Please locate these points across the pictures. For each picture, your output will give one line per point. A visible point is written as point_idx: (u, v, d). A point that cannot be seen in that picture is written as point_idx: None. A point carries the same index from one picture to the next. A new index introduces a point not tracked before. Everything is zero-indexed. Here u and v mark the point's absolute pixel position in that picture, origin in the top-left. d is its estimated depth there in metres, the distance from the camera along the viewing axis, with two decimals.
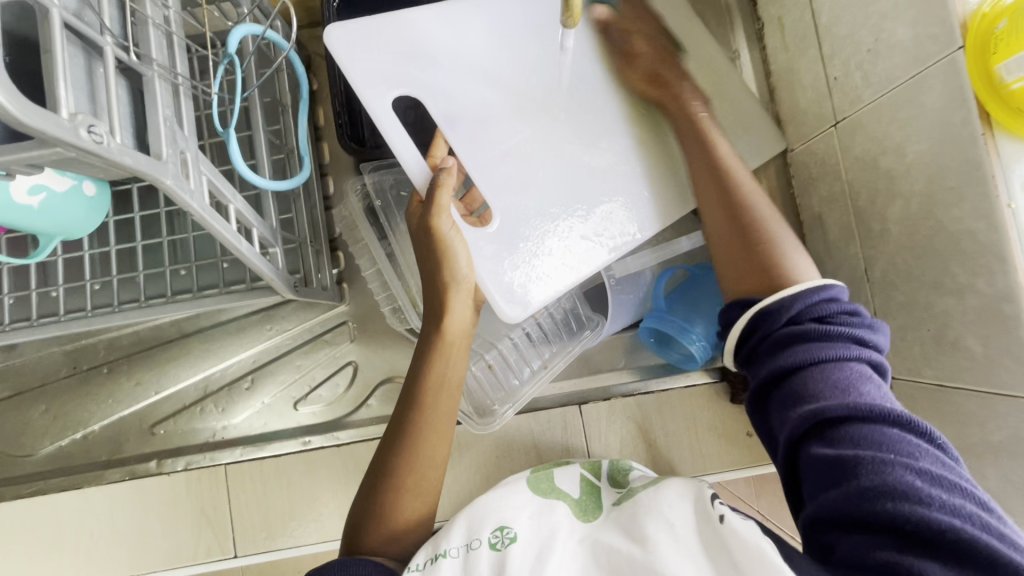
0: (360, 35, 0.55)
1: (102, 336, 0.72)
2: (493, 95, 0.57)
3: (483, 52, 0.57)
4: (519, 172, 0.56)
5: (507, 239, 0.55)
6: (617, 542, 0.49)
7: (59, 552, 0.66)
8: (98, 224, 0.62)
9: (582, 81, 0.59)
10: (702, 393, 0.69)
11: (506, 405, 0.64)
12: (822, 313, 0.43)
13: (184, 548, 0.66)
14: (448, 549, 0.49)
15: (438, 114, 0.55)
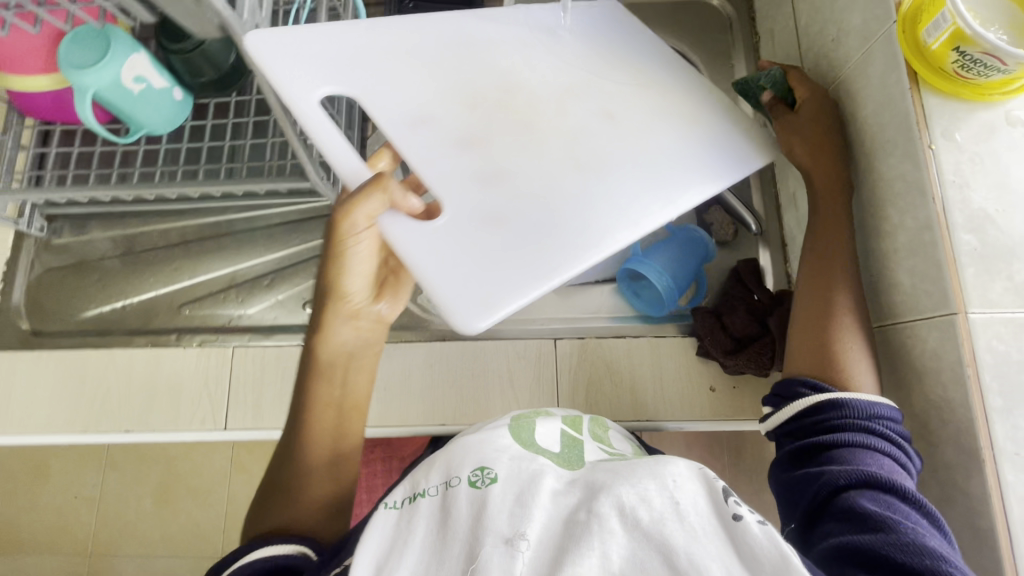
0: (286, 43, 0.58)
1: (160, 227, 0.85)
2: (439, 91, 0.61)
3: (423, 87, 0.61)
4: (475, 163, 0.59)
5: (454, 250, 0.55)
6: (619, 494, 0.46)
7: (78, 398, 0.74)
8: (177, 125, 0.77)
9: (536, 90, 0.63)
10: (671, 346, 0.74)
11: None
12: (881, 432, 0.48)
13: (182, 412, 0.74)
14: (426, 489, 0.52)
15: (370, 112, 0.59)
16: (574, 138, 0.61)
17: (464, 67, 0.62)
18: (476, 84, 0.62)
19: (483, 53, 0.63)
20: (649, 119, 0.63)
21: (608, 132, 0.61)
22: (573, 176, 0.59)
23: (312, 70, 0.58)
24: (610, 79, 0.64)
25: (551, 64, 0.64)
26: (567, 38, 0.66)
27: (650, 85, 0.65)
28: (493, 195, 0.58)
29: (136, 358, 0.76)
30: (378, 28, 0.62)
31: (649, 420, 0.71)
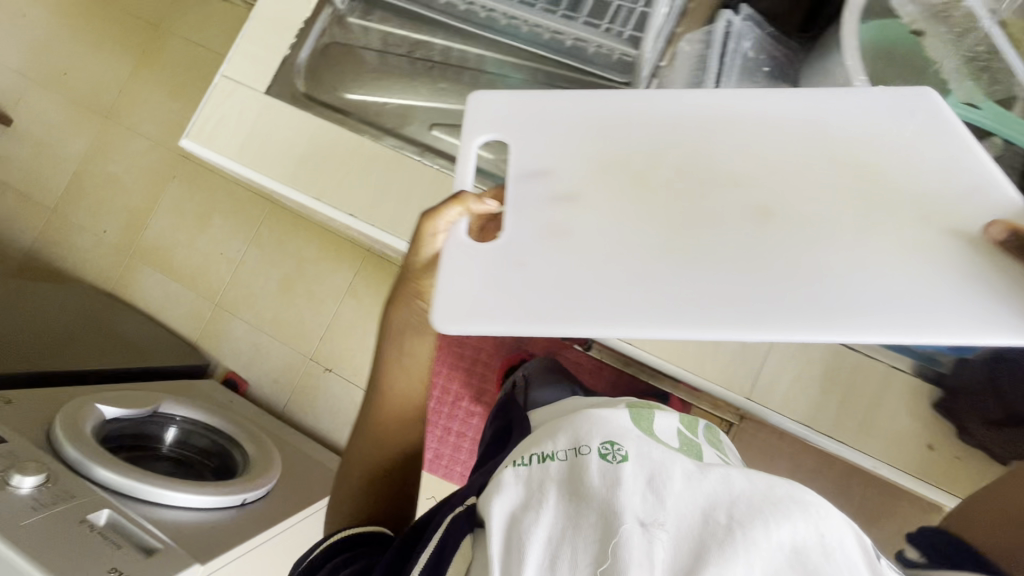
0: (496, 119, 0.58)
1: (440, 44, 0.87)
2: (630, 137, 0.57)
3: (657, 128, 0.57)
4: (565, 219, 0.54)
5: (511, 276, 0.52)
6: (760, 510, 0.44)
7: (323, 170, 0.82)
8: None
9: (745, 159, 0.55)
10: (899, 383, 0.70)
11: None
12: None
13: (402, 221, 0.80)
14: (556, 454, 0.54)
15: (517, 167, 0.56)
16: (770, 239, 0.52)
17: (772, 123, 0.56)
18: (653, 164, 0.56)
19: (727, 136, 0.56)
20: (875, 253, 0.51)
21: (840, 237, 0.52)
22: (776, 236, 0.53)
23: (535, 111, 0.58)
24: (867, 206, 0.53)
25: (767, 155, 0.55)
26: (866, 129, 0.55)
27: (919, 206, 0.52)
28: (565, 258, 0.52)
29: (381, 157, 0.81)
30: (558, 117, 0.58)
31: (836, 440, 0.69)
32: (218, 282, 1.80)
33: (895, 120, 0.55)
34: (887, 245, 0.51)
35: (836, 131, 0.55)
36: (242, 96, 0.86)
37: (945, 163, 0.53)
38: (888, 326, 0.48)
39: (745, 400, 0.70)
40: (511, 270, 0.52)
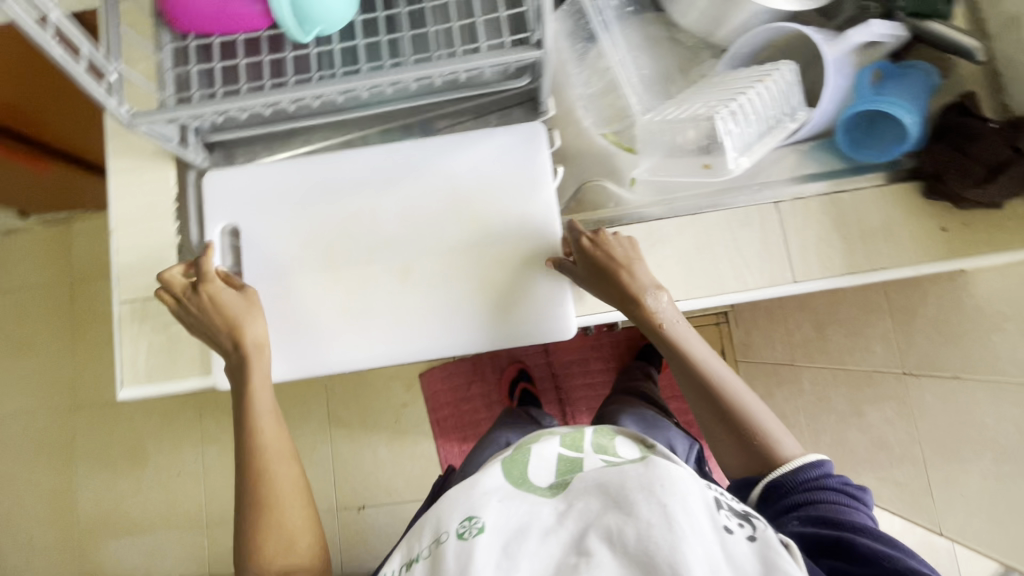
0: (262, 199, 0.76)
1: (324, 145, 0.80)
2: (315, 203, 0.76)
3: (409, 188, 0.75)
4: (312, 283, 0.74)
5: (277, 345, 0.73)
6: (605, 519, 0.46)
7: (292, 330, 0.73)
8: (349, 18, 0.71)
9: (400, 205, 0.75)
10: (895, 194, 0.71)
11: (740, 154, 0.69)
12: (813, 482, 0.60)
13: (402, 328, 0.73)
14: (419, 553, 0.51)
15: (250, 258, 0.75)
16: (409, 267, 0.74)
17: (413, 195, 0.75)
18: (359, 227, 0.75)
19: (407, 195, 0.75)
20: (471, 270, 0.73)
21: (436, 249, 0.74)
22: (414, 287, 0.73)
23: (277, 206, 0.76)
24: (465, 213, 0.75)
25: (411, 211, 0.75)
26: (467, 152, 0.76)
27: (482, 226, 0.74)
28: (309, 314, 0.73)
29: (341, 282, 0.74)
30: (322, 228, 0.75)
31: (880, 270, 0.70)
32: (177, 509, 1.46)
33: (512, 166, 0.75)
34: (492, 275, 0.73)
35: (464, 186, 0.75)
36: (155, 309, 0.74)
37: (542, 182, 0.75)
38: (478, 301, 0.73)
39: (794, 287, 0.71)
40: (281, 333, 0.73)
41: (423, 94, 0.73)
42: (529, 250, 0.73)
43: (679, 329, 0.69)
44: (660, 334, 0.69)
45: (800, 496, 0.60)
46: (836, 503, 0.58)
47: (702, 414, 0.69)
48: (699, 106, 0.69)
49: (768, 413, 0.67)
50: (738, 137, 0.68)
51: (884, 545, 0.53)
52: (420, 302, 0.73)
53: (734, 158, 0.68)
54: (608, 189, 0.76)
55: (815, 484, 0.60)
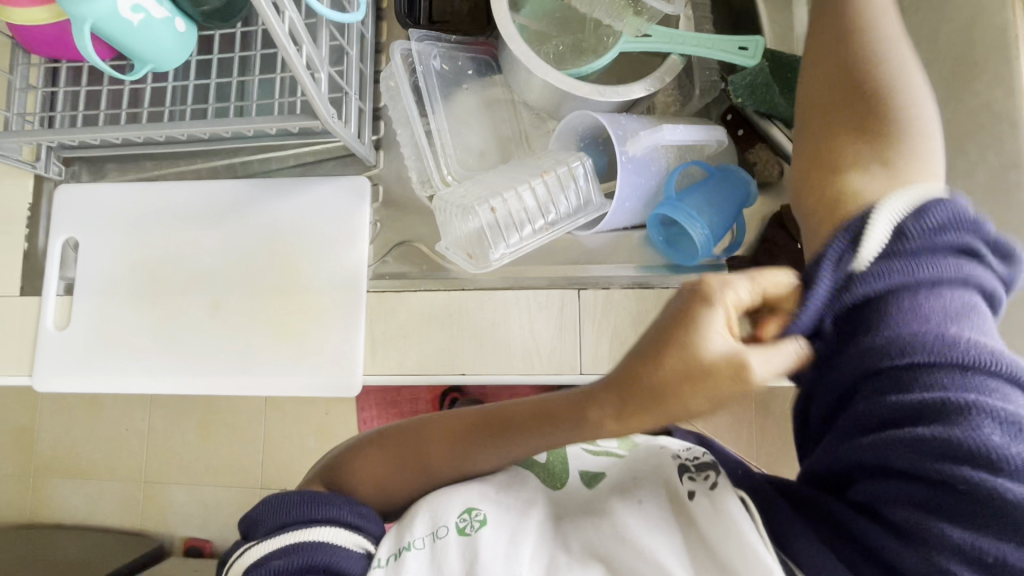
0: (98, 222, 0.80)
1: (173, 171, 0.83)
2: (149, 225, 0.79)
3: (233, 227, 0.78)
4: (133, 306, 0.78)
5: (96, 362, 0.78)
6: (622, 543, 0.47)
7: (109, 347, 0.78)
8: (183, 60, 0.73)
9: (223, 240, 0.78)
10: None
11: (505, 249, 0.71)
12: (903, 254, 0.40)
13: (203, 361, 0.76)
14: (413, 541, 0.47)
15: (83, 273, 0.79)
16: (221, 303, 0.77)
17: (233, 233, 0.78)
18: (185, 256, 0.78)
19: (230, 234, 0.78)
20: (280, 314, 0.76)
21: (248, 287, 0.77)
22: (221, 323, 0.77)
23: (113, 229, 0.80)
24: (283, 257, 0.77)
25: (230, 249, 0.78)
26: (288, 197, 0.78)
27: (295, 271, 0.76)
28: (127, 334, 0.78)
29: (156, 308, 0.78)
30: (148, 254, 0.79)
31: None
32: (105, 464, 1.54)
33: (332, 216, 0.77)
34: (295, 324, 0.75)
35: (285, 229, 0.77)
36: None
37: (355, 238, 0.76)
38: (281, 345, 0.75)
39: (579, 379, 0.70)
40: (101, 352, 0.78)
41: (244, 139, 0.75)
42: (330, 304, 0.75)
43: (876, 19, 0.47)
44: (843, 69, 0.46)
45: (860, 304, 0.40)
46: (945, 405, 0.37)
47: (805, 188, 0.47)
48: (473, 198, 0.69)
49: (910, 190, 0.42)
50: (505, 234, 0.70)
51: (975, 467, 0.36)
52: (225, 338, 0.76)
53: (498, 254, 0.70)
54: (426, 250, 0.77)
55: (893, 350, 0.38)
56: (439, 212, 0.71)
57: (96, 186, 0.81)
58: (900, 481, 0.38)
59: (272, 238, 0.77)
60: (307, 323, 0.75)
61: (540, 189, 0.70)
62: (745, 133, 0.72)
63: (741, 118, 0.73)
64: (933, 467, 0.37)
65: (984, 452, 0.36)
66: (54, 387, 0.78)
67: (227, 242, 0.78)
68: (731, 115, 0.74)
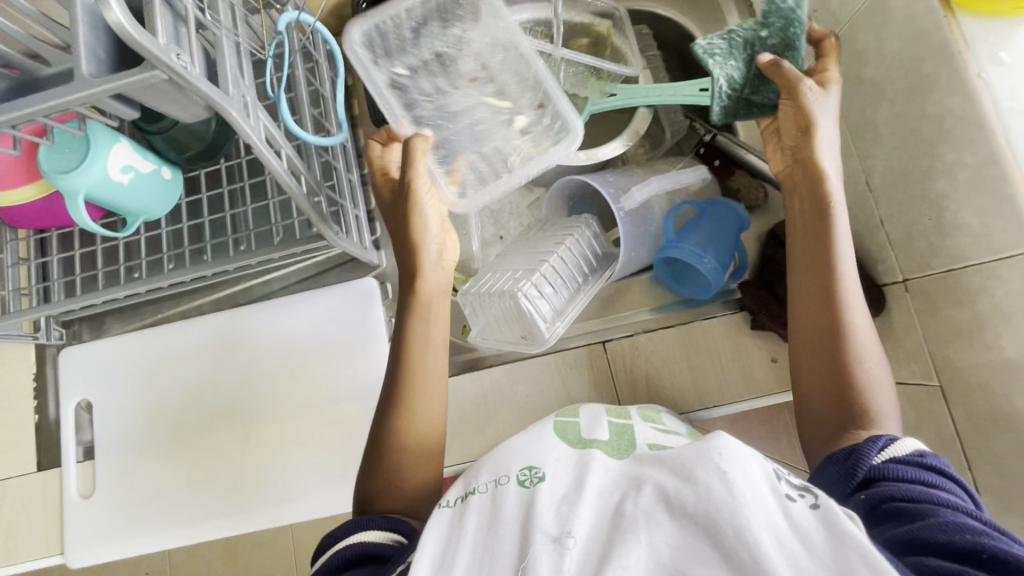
0: (109, 378, 0.79)
1: (176, 311, 0.82)
2: (161, 369, 0.78)
3: (248, 354, 0.77)
4: (158, 457, 0.76)
5: (129, 524, 0.74)
6: (695, 510, 0.38)
7: (140, 505, 0.75)
8: (173, 205, 0.74)
9: (240, 369, 0.77)
10: (723, 329, 0.71)
11: (554, 320, 0.69)
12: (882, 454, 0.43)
13: (241, 498, 0.74)
14: (478, 486, 0.48)
15: (101, 434, 0.77)
16: (251, 433, 0.75)
17: (248, 360, 0.77)
18: (204, 393, 0.77)
19: (247, 361, 0.77)
20: (314, 431, 0.75)
21: (275, 411, 0.76)
22: (253, 455, 0.75)
23: (124, 382, 0.78)
24: (306, 371, 0.76)
25: (249, 377, 0.77)
26: (299, 313, 0.78)
27: (320, 384, 0.76)
28: (157, 488, 0.75)
29: (183, 454, 0.75)
30: (165, 400, 0.77)
31: (709, 408, 0.69)
32: None
33: (347, 322, 0.77)
34: (331, 439, 0.74)
35: (300, 345, 0.77)
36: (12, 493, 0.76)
37: (374, 339, 0.76)
38: (320, 463, 0.74)
39: None
40: (133, 513, 0.75)
41: (248, 267, 0.76)
42: (363, 411, 0.74)
43: (839, 207, 0.53)
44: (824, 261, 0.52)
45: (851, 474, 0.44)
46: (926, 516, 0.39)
47: (816, 409, 0.50)
48: (509, 279, 0.70)
49: (875, 363, 0.50)
50: (548, 307, 0.69)
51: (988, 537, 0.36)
52: (260, 469, 0.74)
53: (549, 327, 0.68)
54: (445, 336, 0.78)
55: (887, 469, 0.42)
56: (469, 305, 0.71)
57: (100, 342, 0.80)
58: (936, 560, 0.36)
59: (290, 356, 0.77)
60: (342, 436, 0.74)
61: (570, 253, 0.71)
62: (721, 163, 0.76)
63: (716, 150, 0.77)
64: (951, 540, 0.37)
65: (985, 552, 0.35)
66: (89, 561, 0.74)
67: (243, 372, 0.77)
68: (703, 148, 0.78)
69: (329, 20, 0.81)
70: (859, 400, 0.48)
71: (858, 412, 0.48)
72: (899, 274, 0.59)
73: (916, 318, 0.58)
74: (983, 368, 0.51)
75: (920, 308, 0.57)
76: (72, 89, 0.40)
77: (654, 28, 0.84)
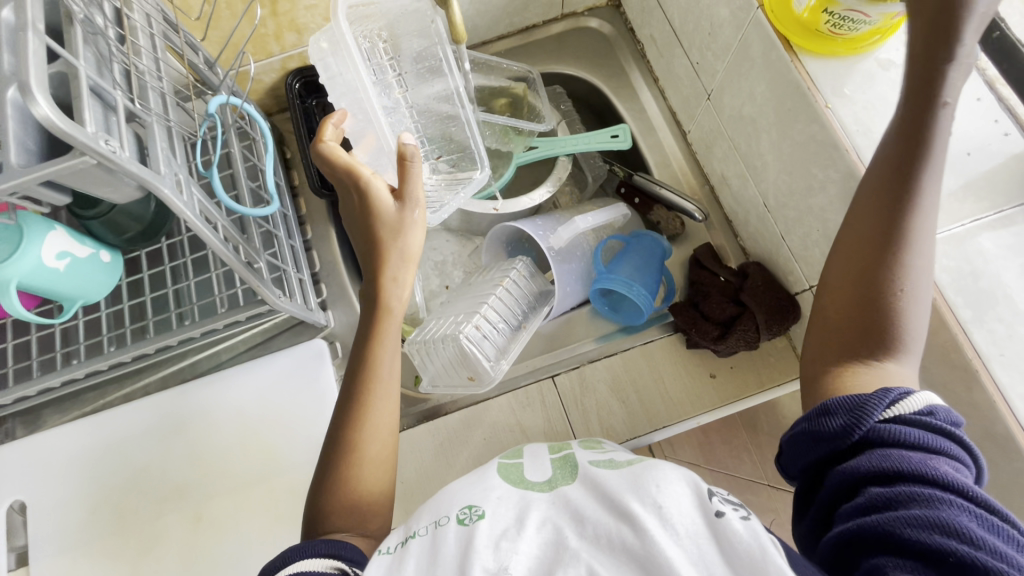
0: (42, 475, 0.74)
1: (118, 395, 0.80)
2: (99, 458, 0.75)
3: (193, 431, 0.75)
4: (97, 554, 0.71)
5: None
6: (629, 548, 0.41)
7: None
8: (113, 286, 0.74)
9: (185, 448, 0.75)
10: (663, 350, 0.75)
11: (499, 358, 0.72)
12: (885, 416, 0.43)
13: None
14: (418, 529, 0.48)
15: (33, 537, 0.72)
16: (201, 515, 0.72)
17: (197, 435, 0.75)
18: (147, 479, 0.74)
19: (192, 441, 0.75)
20: (268, 502, 0.73)
21: (225, 488, 0.73)
22: (203, 538, 0.71)
23: (60, 477, 0.74)
24: (257, 442, 0.75)
25: (196, 455, 0.75)
26: (247, 383, 0.77)
27: (271, 454, 0.74)
28: None
29: (126, 546, 0.71)
30: (107, 491, 0.74)
31: (659, 428, 0.71)
32: None
33: (298, 386, 0.77)
34: (287, 510, 0.72)
35: (252, 415, 0.76)
36: None
37: (326, 401, 0.76)
38: (277, 537, 0.71)
39: None
40: None
41: (191, 341, 0.76)
42: None
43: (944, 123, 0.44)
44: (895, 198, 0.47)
45: (849, 436, 0.44)
46: (913, 490, 0.40)
47: (833, 329, 0.51)
48: (453, 325, 0.73)
49: (923, 300, 0.48)
50: (490, 347, 0.72)
51: (954, 538, 0.37)
52: (210, 552, 0.71)
53: (493, 366, 0.71)
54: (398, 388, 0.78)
55: (883, 433, 0.43)
56: (417, 354, 0.74)
57: (35, 436, 0.76)
58: (896, 553, 0.38)
59: (239, 428, 0.75)
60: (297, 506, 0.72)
61: (508, 292, 0.75)
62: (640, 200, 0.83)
63: (635, 189, 0.83)
64: (915, 538, 0.38)
65: (963, 533, 0.37)
66: None
67: (193, 449, 0.75)
68: (624, 188, 0.85)
69: (265, 101, 0.86)
70: (893, 328, 0.48)
71: (896, 339, 0.47)
72: (805, 281, 0.65)
73: None
74: None
75: None
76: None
77: (567, 87, 0.93)
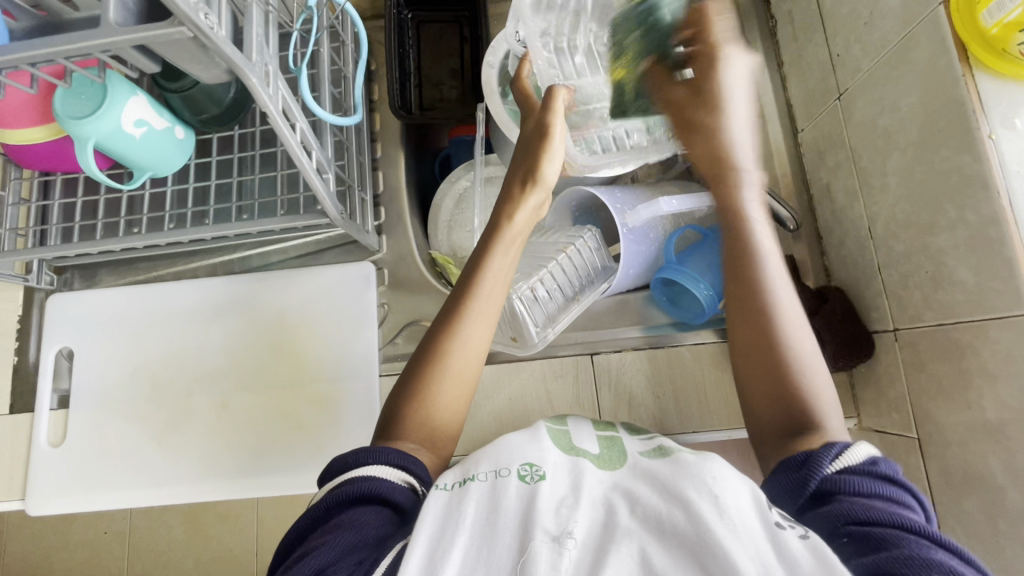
0: (91, 331, 0.78)
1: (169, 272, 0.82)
2: (146, 325, 0.78)
3: (233, 323, 0.77)
4: (130, 415, 0.75)
5: (92, 478, 0.74)
6: (689, 539, 0.39)
7: (106, 461, 0.74)
8: (181, 165, 0.74)
9: (223, 338, 0.77)
10: (712, 355, 0.71)
11: (546, 326, 0.72)
12: (843, 464, 0.43)
13: (211, 466, 0.73)
14: (477, 474, 0.47)
15: (75, 384, 0.76)
16: (227, 405, 0.75)
17: (237, 329, 0.77)
18: (186, 358, 0.76)
19: (230, 334, 0.77)
20: (291, 407, 0.74)
21: (254, 385, 0.75)
22: (226, 425, 0.74)
23: (105, 336, 0.78)
24: (291, 348, 0.76)
25: (233, 348, 0.76)
26: (291, 289, 0.78)
27: (301, 363, 0.76)
28: (125, 446, 0.74)
29: (156, 415, 0.75)
30: (146, 358, 0.77)
31: (687, 432, 0.69)
32: None
33: (340, 304, 0.77)
34: (307, 419, 0.74)
35: (290, 321, 0.77)
36: None
37: (363, 324, 0.76)
38: (293, 443, 0.73)
39: None
40: (98, 468, 0.74)
41: (247, 237, 0.76)
42: (343, 395, 0.74)
43: None
44: None
45: (807, 486, 0.43)
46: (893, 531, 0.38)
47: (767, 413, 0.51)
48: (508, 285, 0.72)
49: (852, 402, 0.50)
50: (541, 313, 0.72)
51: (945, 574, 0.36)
52: (232, 439, 0.74)
53: (539, 333, 0.71)
54: None
55: (844, 483, 0.42)
56: None
57: (89, 292, 0.79)
58: None
59: (274, 330, 0.77)
60: (317, 419, 0.74)
61: (569, 262, 0.72)
62: None
63: None
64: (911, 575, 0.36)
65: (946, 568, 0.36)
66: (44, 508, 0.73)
67: (230, 341, 0.77)
68: None
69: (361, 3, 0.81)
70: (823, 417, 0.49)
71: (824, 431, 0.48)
72: (890, 321, 0.59)
73: (900, 368, 0.58)
74: (965, 427, 0.51)
75: (907, 358, 0.57)
76: (95, 34, 0.40)
77: None
